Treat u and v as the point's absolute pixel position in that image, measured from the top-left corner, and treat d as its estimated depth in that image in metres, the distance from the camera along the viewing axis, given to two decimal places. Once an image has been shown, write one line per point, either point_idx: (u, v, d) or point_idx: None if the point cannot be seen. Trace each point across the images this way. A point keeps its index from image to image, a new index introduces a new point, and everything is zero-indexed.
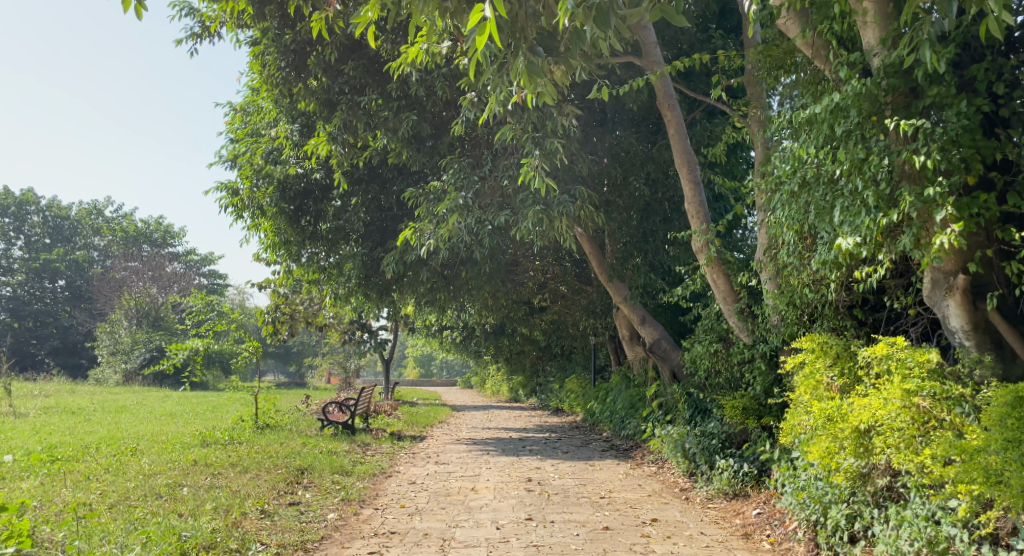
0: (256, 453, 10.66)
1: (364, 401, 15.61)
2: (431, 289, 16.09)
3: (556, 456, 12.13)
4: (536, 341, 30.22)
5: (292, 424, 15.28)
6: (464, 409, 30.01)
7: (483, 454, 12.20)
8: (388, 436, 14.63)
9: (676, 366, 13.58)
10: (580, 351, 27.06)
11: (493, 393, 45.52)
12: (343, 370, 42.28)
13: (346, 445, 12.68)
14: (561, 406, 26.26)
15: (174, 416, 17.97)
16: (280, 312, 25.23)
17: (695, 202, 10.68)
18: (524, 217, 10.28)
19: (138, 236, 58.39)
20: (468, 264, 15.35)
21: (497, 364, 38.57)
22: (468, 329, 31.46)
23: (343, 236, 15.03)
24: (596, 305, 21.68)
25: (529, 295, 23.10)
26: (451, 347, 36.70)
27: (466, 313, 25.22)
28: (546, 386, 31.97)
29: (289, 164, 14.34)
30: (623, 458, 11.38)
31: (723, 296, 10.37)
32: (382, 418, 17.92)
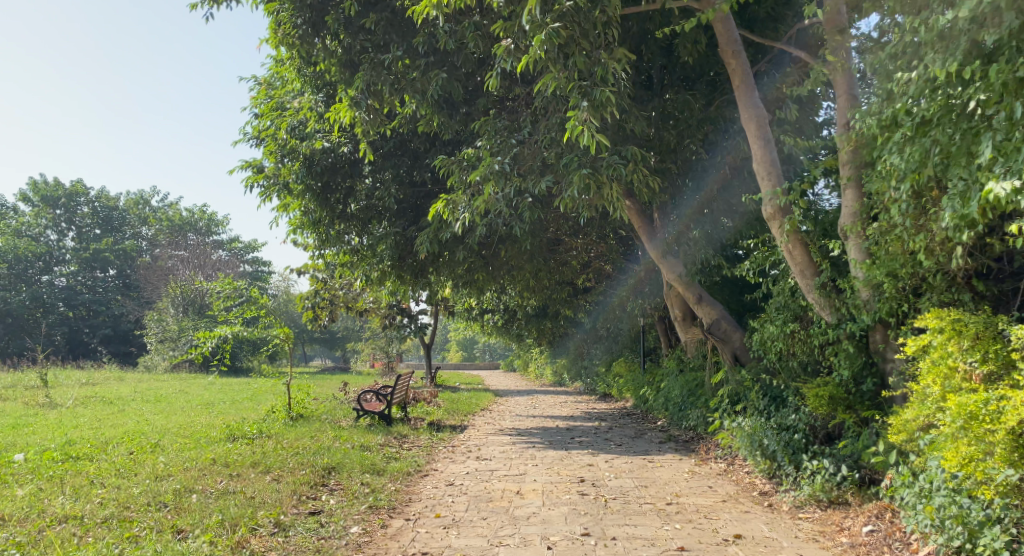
0: (282, 449, 9.71)
1: (401, 389, 14.70)
2: (470, 270, 15.05)
3: (609, 449, 11.06)
4: (581, 323, 29.06)
5: (326, 414, 14.46)
6: (508, 394, 29.06)
7: (530, 448, 11.18)
8: (428, 427, 13.72)
9: (736, 347, 12.45)
10: (628, 333, 25.84)
11: (538, 377, 44.51)
12: (386, 355, 41.73)
13: (381, 439, 11.78)
14: (609, 392, 25.12)
15: (207, 405, 17.39)
16: (319, 297, 24.52)
17: (765, 162, 9.33)
18: (570, 184, 9.13)
19: (183, 225, 58.66)
20: (508, 242, 14.25)
21: (542, 347, 37.50)
22: (510, 312, 30.44)
23: (375, 214, 14.08)
24: (645, 284, 20.40)
25: (573, 275, 21.93)
26: (494, 331, 35.75)
27: (509, 295, 24.18)
28: (592, 369, 30.79)
29: (314, 138, 13.28)
30: (685, 452, 10.25)
31: (801, 270, 9.08)
32: (421, 406, 17.04)
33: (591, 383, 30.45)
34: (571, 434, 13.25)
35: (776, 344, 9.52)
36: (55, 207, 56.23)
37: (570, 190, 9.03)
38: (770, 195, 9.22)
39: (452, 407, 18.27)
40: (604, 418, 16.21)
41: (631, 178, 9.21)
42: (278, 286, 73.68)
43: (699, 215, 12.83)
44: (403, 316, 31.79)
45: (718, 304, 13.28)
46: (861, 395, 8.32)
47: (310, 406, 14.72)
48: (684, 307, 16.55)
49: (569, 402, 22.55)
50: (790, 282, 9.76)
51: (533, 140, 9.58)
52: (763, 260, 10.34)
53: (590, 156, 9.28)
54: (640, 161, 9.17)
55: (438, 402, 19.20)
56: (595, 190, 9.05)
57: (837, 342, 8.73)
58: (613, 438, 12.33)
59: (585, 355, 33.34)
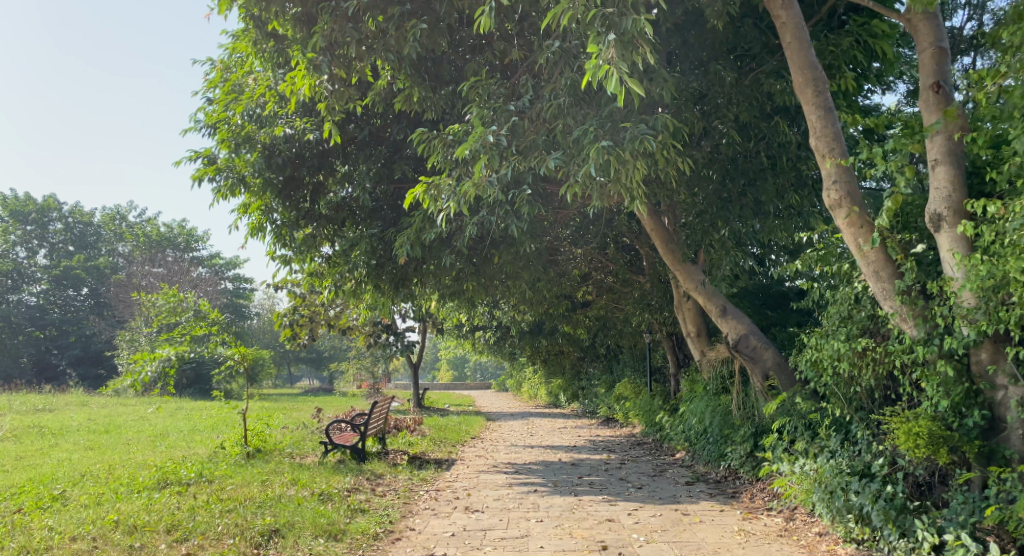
0: (217, 502, 7.64)
1: (379, 419, 12.70)
2: (458, 279, 13.13)
3: (628, 493, 9.08)
4: (578, 340, 27.21)
5: (291, 449, 12.43)
6: (501, 418, 27.02)
7: (531, 493, 9.22)
8: (410, 464, 11.73)
9: (767, 364, 11.03)
10: (629, 350, 23.99)
11: (532, 397, 42.47)
12: (372, 376, 39.61)
13: (350, 481, 9.79)
14: (611, 415, 23.16)
15: (159, 437, 15.32)
16: (298, 314, 22.55)
17: (826, 137, 7.40)
18: (584, 162, 7.22)
19: (161, 241, 56.45)
20: (503, 246, 12.34)
21: (535, 366, 35.59)
22: (502, 328, 28.55)
23: (348, 214, 12.16)
24: (652, 296, 18.52)
25: (572, 288, 20.05)
26: (484, 349, 33.84)
27: (502, 310, 22.25)
28: (591, 390, 28.83)
29: (275, 124, 11.38)
30: (723, 500, 8.29)
31: (873, 272, 7.13)
32: (403, 436, 15.00)
33: (589, 404, 28.49)
34: (579, 470, 11.32)
35: (840, 365, 7.60)
36: (27, 223, 53.99)
37: (584, 170, 7.14)
38: (833, 177, 7.32)
39: (439, 436, 16.25)
40: (612, 448, 14.24)
41: (659, 153, 7.35)
42: (262, 304, 71.45)
43: (726, 212, 10.92)
44: (387, 334, 29.75)
45: (744, 317, 11.82)
46: (966, 432, 6.38)
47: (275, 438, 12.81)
48: (699, 322, 15.17)
49: (568, 427, 20.53)
50: (856, 287, 7.86)
51: (535, 108, 7.73)
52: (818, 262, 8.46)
53: (608, 126, 7.42)
54: (671, 133, 7.28)
55: (423, 430, 17.19)
56: (615, 168, 7.21)
57: (926, 362, 6.81)
58: (629, 477, 10.39)
59: (582, 374, 31.41)
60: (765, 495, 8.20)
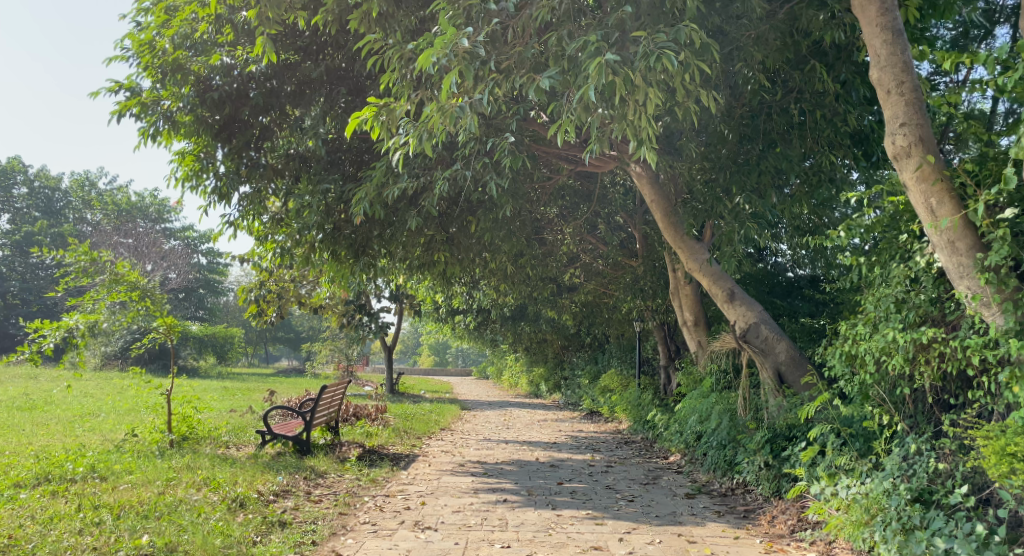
0: (91, 511, 5.94)
1: (329, 406, 10.99)
2: (429, 249, 11.43)
3: (616, 506, 7.49)
4: (562, 327, 25.68)
5: (223, 439, 10.71)
6: (477, 407, 25.39)
7: (500, 502, 7.59)
8: (362, 461, 10.09)
9: (779, 358, 9.84)
10: (617, 339, 22.46)
11: (512, 386, 40.92)
12: (346, 357, 37.87)
13: (283, 481, 8.13)
14: (595, 408, 21.61)
15: (84, 416, 13.44)
16: (263, 288, 20.71)
17: (894, 66, 5.76)
18: (583, 82, 5.53)
19: (132, 211, 54.21)
20: (480, 211, 10.66)
21: (517, 354, 34.11)
22: (483, 312, 26.97)
23: (300, 166, 10.42)
24: (645, 281, 16.91)
25: (558, 269, 18.43)
26: (463, 333, 32.24)
27: (481, 292, 20.61)
28: (574, 381, 27.31)
29: (212, 53, 9.62)
30: (735, 523, 6.70)
31: (949, 242, 5.53)
32: (361, 426, 13.35)
33: (571, 396, 26.96)
34: (558, 473, 9.73)
35: (894, 360, 6.03)
36: None
37: (583, 93, 5.45)
38: (901, 118, 5.70)
39: (403, 427, 14.58)
40: (596, 447, 12.66)
41: (679, 76, 5.68)
42: (238, 281, 69.29)
43: (743, 177, 9.30)
44: (359, 314, 28.02)
45: (754, 305, 10.57)
46: None
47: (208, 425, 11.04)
48: (697, 310, 13.88)
49: (547, 420, 18.95)
50: (915, 264, 6.26)
51: (522, 16, 6.10)
52: (863, 233, 6.88)
53: (614, 39, 5.80)
54: (696, 50, 5.61)
55: (387, 419, 15.49)
56: (618, 92, 5.59)
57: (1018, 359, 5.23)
58: (616, 485, 8.80)
59: (565, 363, 29.88)
60: (787, 520, 6.61)
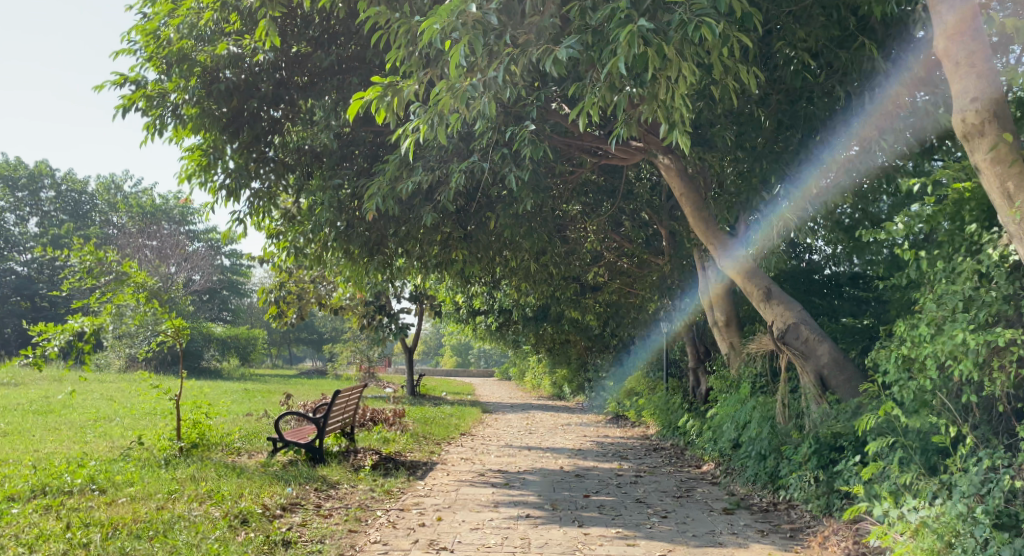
0: (79, 532, 5.36)
1: (344, 411, 10.52)
2: (447, 247, 10.92)
3: (648, 523, 6.91)
4: (586, 328, 25.08)
5: (236, 447, 10.27)
6: (500, 409, 24.87)
7: (522, 518, 7.02)
8: (377, 470, 9.60)
9: (820, 361, 9.18)
10: (643, 340, 21.82)
11: (535, 388, 40.36)
12: (368, 359, 37.55)
13: (291, 492, 7.65)
14: (621, 411, 20.98)
15: (94, 421, 13.08)
16: (283, 290, 20.33)
17: (963, 35, 5.09)
18: (610, 55, 4.95)
19: (155, 213, 54.46)
20: (501, 206, 10.13)
21: (540, 355, 33.54)
22: (505, 313, 26.46)
23: (312, 161, 9.98)
24: (673, 280, 16.26)
25: (582, 268, 17.84)
26: (485, 335, 31.76)
27: (502, 293, 20.10)
28: (598, 383, 26.69)
29: (218, 42, 9.16)
30: (781, 545, 6.09)
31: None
32: (378, 431, 12.87)
33: (596, 398, 26.34)
34: (584, 484, 9.15)
35: (964, 363, 5.39)
36: (18, 190, 52.09)
37: (612, 65, 4.87)
38: (971, 92, 5.04)
39: (422, 432, 14.08)
40: (624, 454, 12.06)
41: (718, 46, 5.09)
42: (261, 283, 69.45)
43: None
44: (379, 315, 27.66)
45: (793, 304, 9.91)
46: None
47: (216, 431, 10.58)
48: (729, 310, 13.22)
49: (572, 425, 18.36)
50: (986, 257, 5.62)
51: None
52: (922, 224, 6.23)
53: (645, 8, 5.23)
54: (739, 17, 5.00)
55: (407, 424, 15.02)
56: (652, 66, 5.00)
57: None
58: (647, 498, 8.22)
59: (589, 365, 29.25)
60: (842, 543, 5.98)
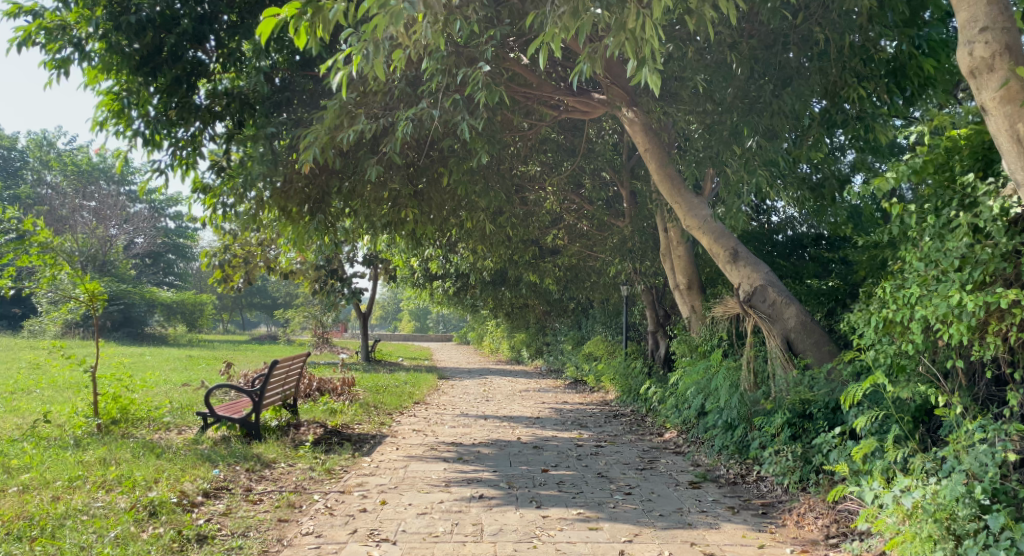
0: None
1: (282, 383, 9.80)
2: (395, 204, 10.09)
3: (610, 500, 6.37)
4: (544, 290, 24.57)
5: (159, 424, 9.40)
6: (456, 375, 24.31)
7: (474, 500, 6.43)
8: (319, 446, 8.89)
9: (787, 324, 8.76)
10: (601, 303, 21.40)
11: (493, 352, 39.92)
12: (320, 324, 36.55)
13: (215, 476, 6.92)
14: (579, 375, 20.61)
15: (8, 393, 12.00)
16: (225, 253, 19.23)
17: None
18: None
19: (93, 172, 51.91)
20: (452, 161, 9.39)
21: (498, 319, 33.02)
22: (461, 276, 25.76)
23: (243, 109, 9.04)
24: (633, 241, 15.73)
25: (540, 229, 17.19)
26: (441, 298, 31.06)
27: (458, 256, 19.35)
28: (557, 346, 26.31)
29: None
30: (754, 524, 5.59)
31: None
32: (324, 403, 12.14)
33: (554, 363, 25.95)
34: (541, 456, 8.60)
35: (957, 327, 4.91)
36: None
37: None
38: (980, 19, 4.46)
39: (371, 402, 13.40)
40: (582, 422, 11.57)
41: None
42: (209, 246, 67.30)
43: (754, 116, 8.04)
44: (331, 279, 26.69)
45: (759, 265, 9.42)
46: None
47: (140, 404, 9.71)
48: (691, 273, 12.74)
49: (529, 391, 17.87)
50: (980, 211, 5.08)
51: None
52: (912, 176, 5.64)
53: None
54: None
55: (356, 393, 14.31)
56: None
57: None
58: (608, 471, 7.69)
59: (548, 328, 28.82)
60: (818, 521, 5.50)
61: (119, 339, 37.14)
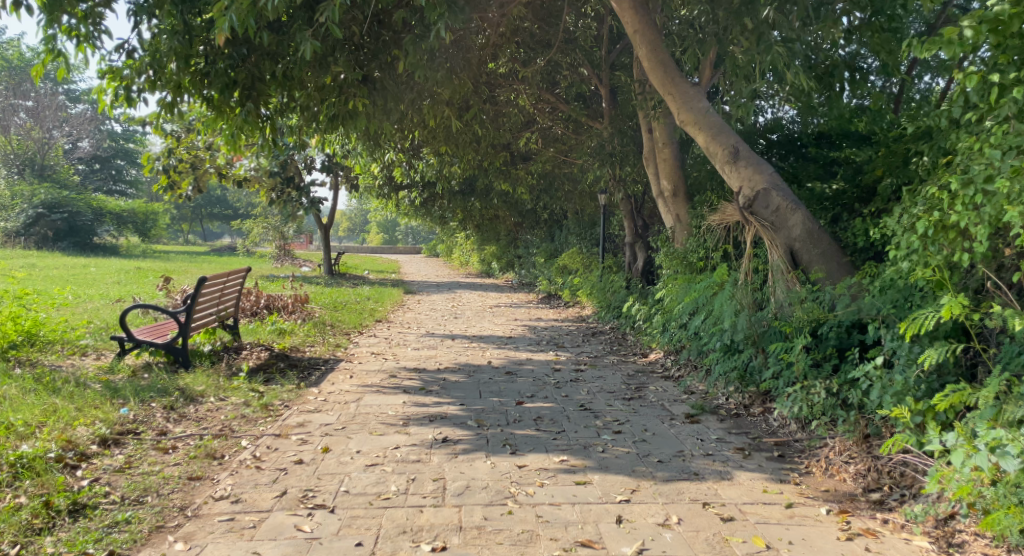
0: None
1: (214, 303, 8.54)
2: (343, 94, 8.61)
3: (598, 443, 5.31)
4: (515, 200, 23.26)
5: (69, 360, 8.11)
6: (423, 290, 23.18)
7: (434, 446, 5.33)
8: (258, 376, 7.73)
9: (792, 234, 7.57)
10: (576, 213, 20.18)
11: (462, 265, 38.83)
12: (281, 236, 34.96)
13: (122, 419, 5.78)
14: (552, 290, 19.59)
15: None
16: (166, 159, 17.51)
17: None
18: None
19: (30, 71, 48.33)
20: (410, 40, 7.90)
21: (467, 231, 31.76)
22: (427, 185, 24.29)
23: None
24: (613, 144, 14.37)
25: (511, 132, 15.76)
26: (408, 209, 29.61)
27: (422, 162, 17.88)
28: (529, 259, 25.22)
29: None
30: (776, 474, 4.51)
31: None
32: (271, 323, 11.03)
33: (526, 276, 24.90)
34: (514, 385, 7.53)
35: None
36: None
37: None
38: None
39: (327, 321, 12.22)
40: (559, 342, 10.51)
41: None
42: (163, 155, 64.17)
43: None
44: (288, 188, 25.06)
45: (762, 164, 8.09)
46: None
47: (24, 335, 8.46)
48: (677, 178, 11.48)
49: (500, 307, 16.81)
50: None
51: None
52: (993, 37, 4.41)
53: None
54: None
55: (310, 311, 13.10)
56: None
57: None
58: (592, 403, 6.64)
59: (519, 240, 27.68)
60: (851, 468, 4.42)
61: (67, 251, 35.28)
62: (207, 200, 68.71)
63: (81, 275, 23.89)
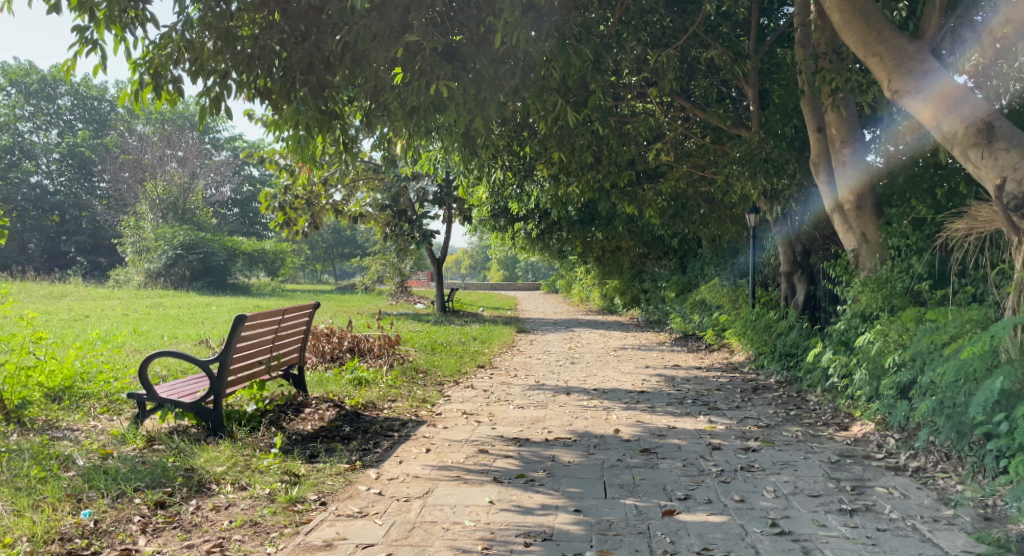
0: None
1: (261, 351, 6.67)
2: (427, 76, 6.65)
3: None
4: (641, 228, 20.88)
5: (89, 424, 6.48)
6: (540, 329, 21.05)
7: None
8: (306, 450, 5.76)
9: None
10: (712, 241, 17.55)
11: (584, 301, 36.40)
12: (399, 273, 34.13)
13: (70, 534, 3.88)
14: (688, 329, 16.91)
15: None
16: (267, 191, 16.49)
17: None
18: None
19: (175, 119, 51.26)
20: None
21: (589, 264, 29.54)
22: (544, 214, 22.38)
23: None
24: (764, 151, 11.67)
25: (637, 145, 13.51)
26: (525, 243, 27.81)
27: (537, 185, 15.81)
28: (657, 293, 22.65)
29: None
30: None
31: None
32: (351, 370, 9.16)
33: (655, 313, 22.25)
34: (657, 475, 5.12)
35: None
36: (33, 99, 50.04)
37: None
38: None
39: (421, 367, 10.23)
40: (709, 401, 7.98)
41: None
42: None
43: None
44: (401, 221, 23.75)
45: None
46: None
47: (33, 390, 6.81)
48: (861, 186, 8.71)
49: (627, 349, 14.30)
50: None
51: None
52: None
53: None
54: None
55: (405, 355, 11.23)
56: None
57: None
58: (789, 520, 4.12)
59: (646, 273, 25.02)
60: None
61: (200, 291, 36.12)
62: (335, 239, 70.20)
63: (200, 313, 23.40)
